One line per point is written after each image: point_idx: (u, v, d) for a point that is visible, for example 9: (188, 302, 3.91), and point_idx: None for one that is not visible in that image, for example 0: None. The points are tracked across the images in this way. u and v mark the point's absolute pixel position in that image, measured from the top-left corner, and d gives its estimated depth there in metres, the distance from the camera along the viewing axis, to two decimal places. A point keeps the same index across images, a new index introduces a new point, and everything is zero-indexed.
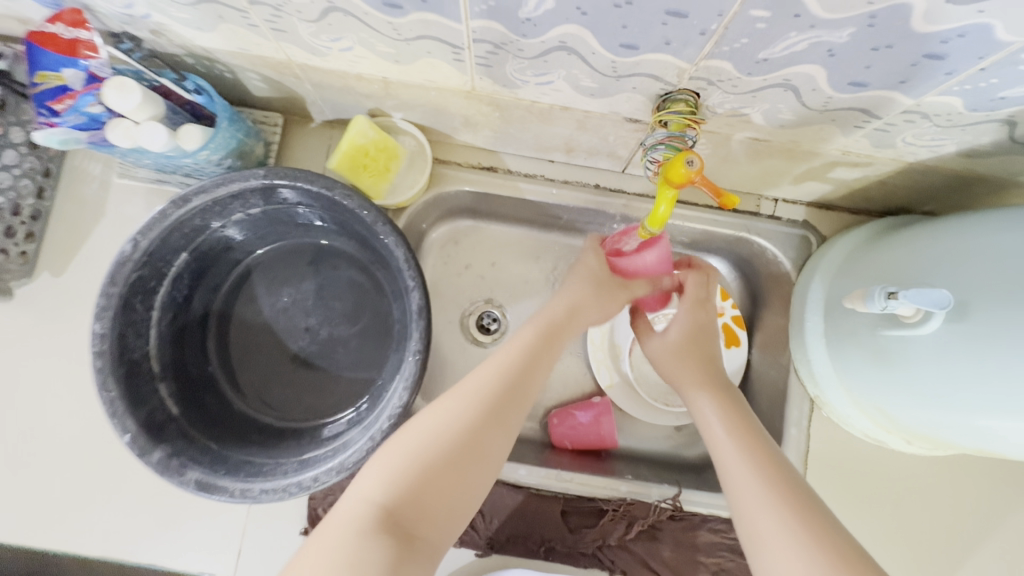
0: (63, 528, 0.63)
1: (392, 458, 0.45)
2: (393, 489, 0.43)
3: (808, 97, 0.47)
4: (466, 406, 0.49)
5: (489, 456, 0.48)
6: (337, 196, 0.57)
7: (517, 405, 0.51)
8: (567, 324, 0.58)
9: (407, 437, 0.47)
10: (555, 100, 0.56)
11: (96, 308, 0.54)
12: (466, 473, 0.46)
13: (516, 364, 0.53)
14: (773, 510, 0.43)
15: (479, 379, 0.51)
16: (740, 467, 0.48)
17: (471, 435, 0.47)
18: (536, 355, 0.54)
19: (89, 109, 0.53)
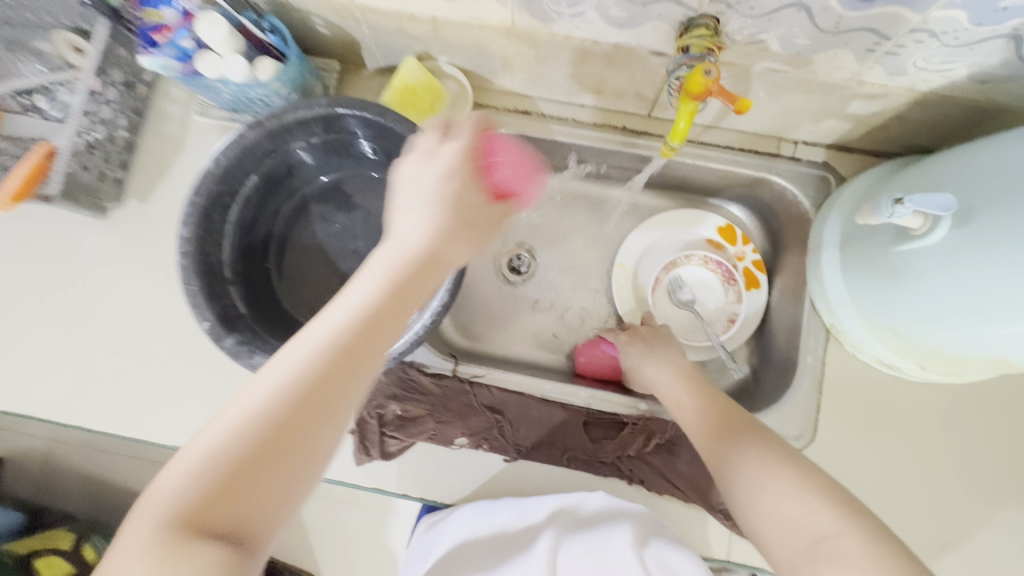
0: (148, 418, 0.73)
1: (220, 426, 0.37)
2: (218, 461, 0.36)
3: (820, 17, 0.52)
4: (292, 376, 0.38)
5: (313, 445, 0.38)
6: (390, 121, 0.64)
7: (357, 374, 0.40)
8: (420, 275, 0.45)
9: (241, 402, 0.38)
10: (587, 33, 0.62)
11: (183, 213, 0.63)
12: (294, 444, 0.37)
13: (360, 326, 0.41)
14: (727, 438, 0.55)
15: (310, 343, 0.40)
16: (712, 426, 0.58)
17: (299, 403, 0.38)
18: (378, 317, 0.42)
19: (183, 42, 0.63)
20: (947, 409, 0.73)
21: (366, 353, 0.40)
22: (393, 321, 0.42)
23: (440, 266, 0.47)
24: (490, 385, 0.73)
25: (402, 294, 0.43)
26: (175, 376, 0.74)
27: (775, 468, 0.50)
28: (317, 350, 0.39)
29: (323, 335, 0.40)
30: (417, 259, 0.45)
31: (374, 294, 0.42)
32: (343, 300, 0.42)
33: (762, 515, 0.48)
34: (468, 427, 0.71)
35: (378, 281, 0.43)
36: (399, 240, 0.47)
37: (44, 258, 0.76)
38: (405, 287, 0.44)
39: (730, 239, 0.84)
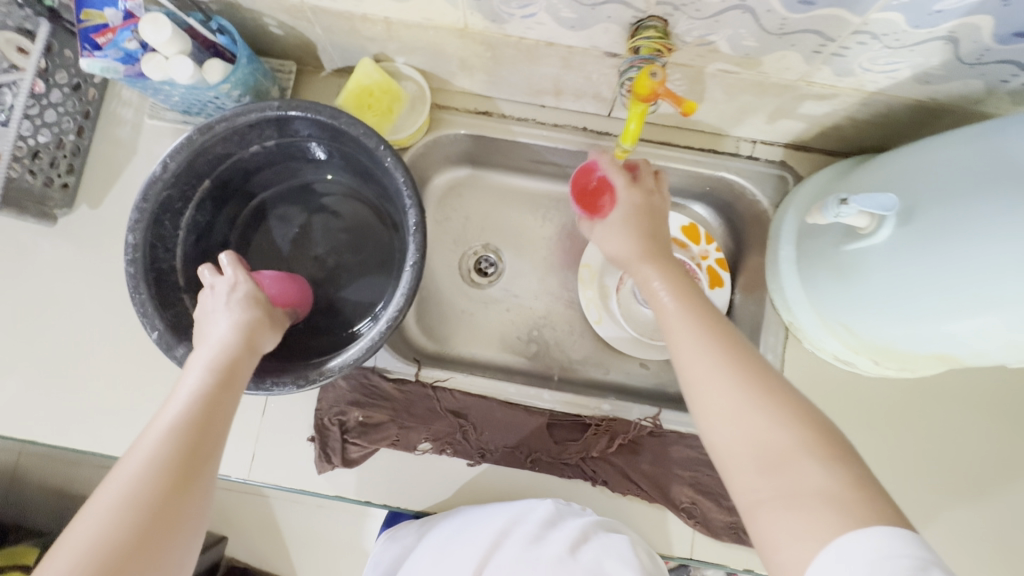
0: (100, 430, 0.71)
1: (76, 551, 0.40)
2: (90, 553, 0.40)
3: (765, 19, 0.52)
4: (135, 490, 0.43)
5: (183, 520, 0.44)
6: (343, 124, 0.63)
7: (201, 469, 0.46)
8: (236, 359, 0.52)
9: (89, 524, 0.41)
10: (540, 35, 0.61)
11: (130, 220, 0.61)
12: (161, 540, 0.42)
13: (180, 434, 0.46)
14: (699, 341, 0.51)
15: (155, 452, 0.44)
16: (683, 326, 0.53)
17: (155, 508, 0.42)
18: (209, 404, 0.49)
19: (126, 44, 0.61)
20: (904, 404, 0.74)
21: (204, 450, 0.46)
22: (224, 411, 0.49)
23: (258, 346, 0.55)
24: (453, 389, 0.73)
25: (224, 393, 0.50)
26: (129, 387, 0.72)
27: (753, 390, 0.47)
28: (154, 459, 0.44)
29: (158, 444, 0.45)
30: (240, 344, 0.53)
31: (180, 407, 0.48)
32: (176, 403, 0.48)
33: (732, 439, 0.46)
34: (431, 432, 0.71)
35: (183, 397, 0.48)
36: (202, 353, 0.52)
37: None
38: (221, 388, 0.50)
39: (693, 237, 0.84)
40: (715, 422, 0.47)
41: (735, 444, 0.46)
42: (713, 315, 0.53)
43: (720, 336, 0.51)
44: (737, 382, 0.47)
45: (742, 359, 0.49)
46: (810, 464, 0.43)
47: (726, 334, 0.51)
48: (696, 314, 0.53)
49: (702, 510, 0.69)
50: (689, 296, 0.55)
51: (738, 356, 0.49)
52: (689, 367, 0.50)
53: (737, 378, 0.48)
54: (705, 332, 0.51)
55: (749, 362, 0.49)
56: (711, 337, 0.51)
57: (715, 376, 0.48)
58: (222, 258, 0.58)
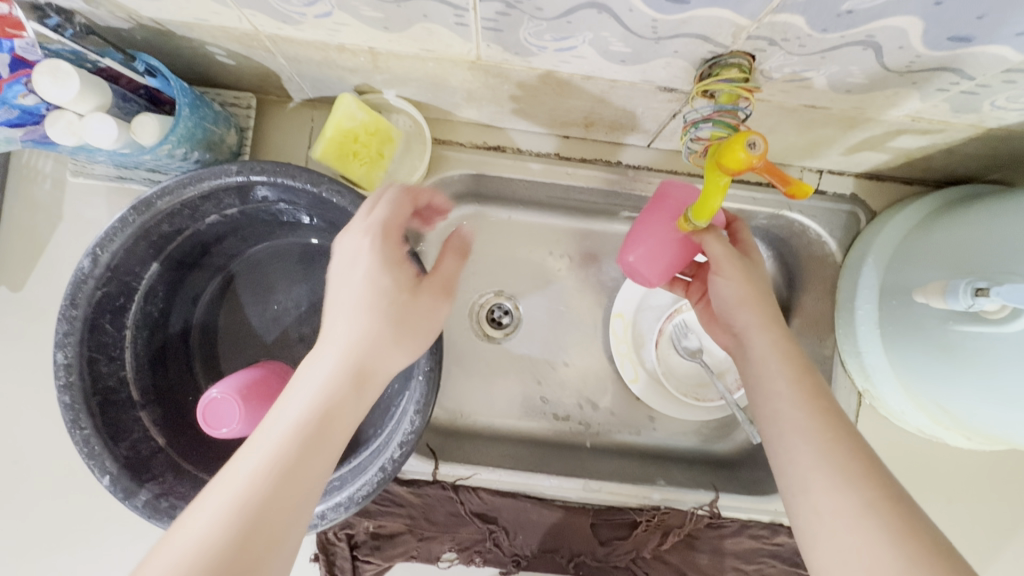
0: (56, 564, 0.59)
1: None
2: None
3: (891, 56, 0.39)
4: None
5: None
6: (326, 193, 0.48)
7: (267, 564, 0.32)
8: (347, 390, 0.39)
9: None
10: (577, 68, 0.47)
11: (57, 335, 0.47)
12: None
13: (255, 512, 0.33)
14: (812, 442, 0.40)
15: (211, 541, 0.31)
16: (796, 415, 0.42)
17: None
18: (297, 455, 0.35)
19: (20, 101, 0.44)
20: (991, 469, 0.65)
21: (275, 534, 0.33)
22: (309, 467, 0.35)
23: (377, 377, 0.41)
24: (478, 488, 0.62)
25: (308, 448, 0.36)
26: (83, 511, 0.60)
27: (887, 518, 0.35)
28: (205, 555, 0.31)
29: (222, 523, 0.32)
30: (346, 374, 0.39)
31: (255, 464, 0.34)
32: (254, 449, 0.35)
33: None
34: (457, 541, 0.61)
35: (255, 449, 0.35)
36: (297, 382, 0.39)
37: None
38: (306, 443, 0.36)
39: None
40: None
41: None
42: (845, 431, 0.40)
43: (857, 467, 0.38)
44: (880, 530, 0.35)
45: (887, 498, 0.36)
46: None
47: (865, 461, 0.38)
48: (825, 427, 0.41)
49: None
50: (805, 378, 0.43)
51: (882, 492, 0.37)
52: (813, 500, 0.38)
53: (885, 527, 0.35)
54: (835, 458, 0.39)
55: (899, 501, 0.36)
56: (842, 465, 0.38)
57: (852, 522, 0.36)
58: (383, 193, 0.45)
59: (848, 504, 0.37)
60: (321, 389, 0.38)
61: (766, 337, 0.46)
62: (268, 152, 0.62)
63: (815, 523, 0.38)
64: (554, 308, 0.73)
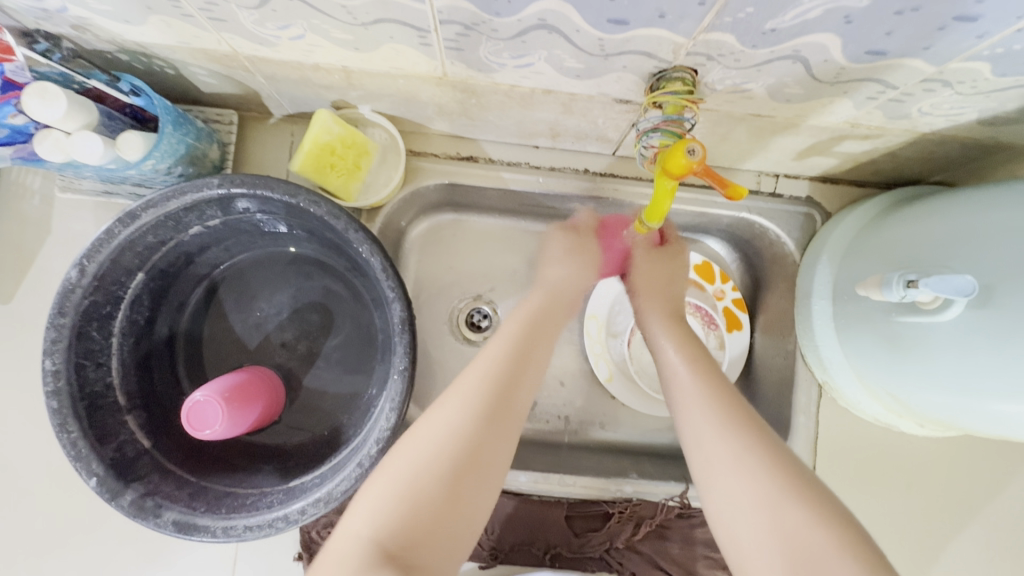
0: (42, 566, 0.60)
1: (375, 501, 0.42)
2: (417, 472, 0.42)
3: (819, 68, 0.43)
4: (422, 459, 0.43)
5: (489, 470, 0.44)
6: (303, 203, 0.51)
7: (482, 455, 0.44)
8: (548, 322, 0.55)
9: (378, 487, 0.42)
10: (537, 83, 0.50)
11: (45, 343, 0.49)
12: (439, 523, 0.41)
13: (480, 414, 0.45)
14: (698, 401, 0.49)
15: (450, 414, 0.45)
16: (687, 380, 0.51)
17: (465, 445, 0.44)
18: (524, 355, 0.51)
19: (10, 121, 0.47)
20: (946, 454, 0.68)
21: (496, 426, 0.46)
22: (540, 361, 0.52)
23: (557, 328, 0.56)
24: None
25: (509, 386, 0.48)
26: (70, 515, 0.61)
27: (762, 456, 0.44)
28: (436, 439, 0.44)
29: (445, 428, 0.44)
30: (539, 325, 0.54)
31: (476, 379, 0.48)
32: (471, 372, 0.48)
33: (739, 512, 0.42)
34: None
35: (479, 372, 0.48)
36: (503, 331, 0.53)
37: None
38: (514, 368, 0.49)
39: (708, 278, 0.75)
40: (733, 516, 0.43)
41: (758, 544, 0.41)
42: (722, 386, 0.50)
43: (733, 414, 0.47)
44: (759, 471, 0.43)
45: (756, 444, 0.45)
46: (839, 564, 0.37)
47: (742, 413, 0.47)
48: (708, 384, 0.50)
49: None
50: (698, 357, 0.53)
51: (764, 444, 0.45)
52: (707, 451, 0.46)
53: (757, 460, 0.43)
54: (717, 407, 0.48)
55: (767, 445, 0.45)
56: (723, 415, 0.47)
57: (732, 462, 0.44)
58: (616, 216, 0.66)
59: (733, 451, 0.45)
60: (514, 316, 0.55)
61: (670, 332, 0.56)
62: (249, 166, 0.65)
63: (706, 467, 0.46)
64: None
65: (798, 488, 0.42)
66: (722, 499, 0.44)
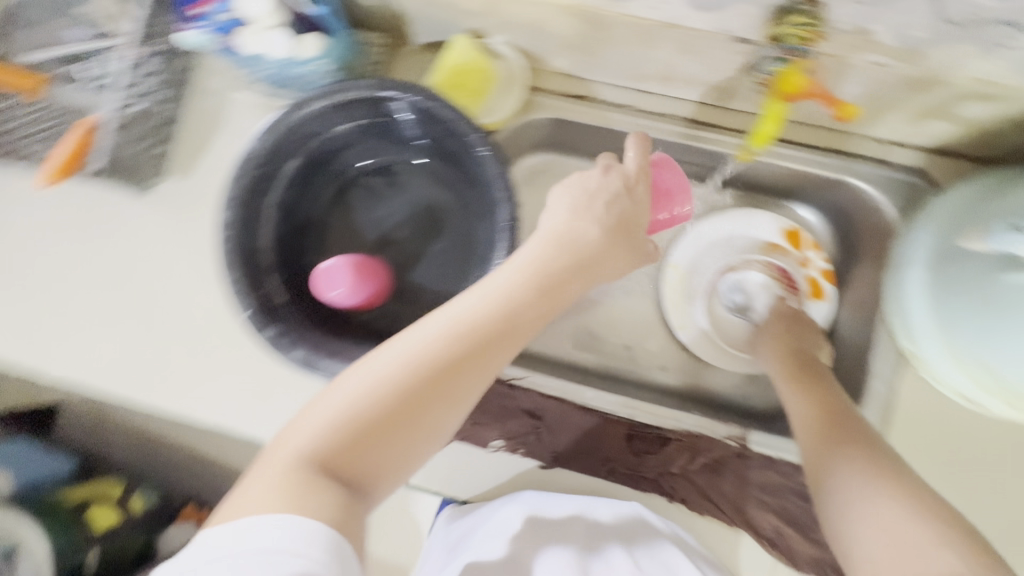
0: (184, 397, 0.73)
1: (320, 425, 0.44)
2: (370, 401, 0.44)
3: (949, 5, 0.44)
4: (376, 399, 0.44)
5: (432, 416, 0.46)
6: (440, 108, 0.59)
7: (431, 408, 0.45)
8: (558, 276, 0.51)
9: (328, 407, 0.45)
10: (662, 15, 0.55)
11: (228, 197, 0.60)
12: (377, 457, 0.44)
13: (428, 368, 0.45)
14: (826, 431, 0.54)
15: (393, 371, 0.45)
16: (816, 424, 0.55)
17: (415, 393, 0.45)
18: (518, 316, 0.49)
19: (220, 15, 0.60)
20: None
21: (434, 398, 0.45)
22: (512, 330, 0.48)
23: (524, 323, 0.49)
24: (530, 389, 0.71)
25: (450, 362, 0.46)
26: (210, 359, 0.73)
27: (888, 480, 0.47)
28: (381, 386, 0.45)
29: (377, 375, 0.45)
30: (552, 278, 0.51)
31: (449, 330, 0.47)
32: (444, 326, 0.47)
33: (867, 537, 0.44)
34: (506, 430, 0.69)
35: (452, 327, 0.47)
36: (499, 279, 0.50)
37: (76, 230, 0.75)
38: (484, 340, 0.47)
39: (795, 243, 0.77)
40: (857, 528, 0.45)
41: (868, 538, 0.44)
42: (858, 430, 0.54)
43: (862, 449, 0.51)
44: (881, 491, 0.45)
45: (885, 471, 0.47)
46: (944, 553, 0.40)
47: (879, 451, 0.51)
48: (835, 424, 0.55)
49: (787, 541, 0.65)
50: (827, 401, 0.58)
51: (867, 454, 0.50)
52: (837, 476, 0.49)
53: (883, 487, 0.46)
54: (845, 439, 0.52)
55: (901, 477, 0.47)
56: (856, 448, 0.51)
57: (865, 487, 0.46)
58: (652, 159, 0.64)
59: (860, 476, 0.48)
60: (511, 285, 0.50)
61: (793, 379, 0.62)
62: None
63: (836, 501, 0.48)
64: None
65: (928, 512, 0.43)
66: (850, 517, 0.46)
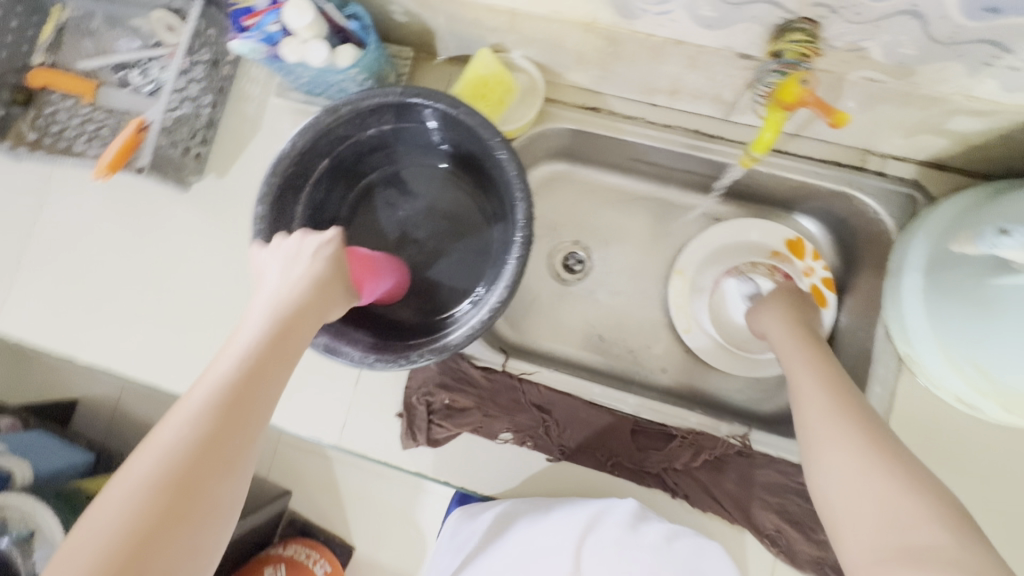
0: None
1: (103, 529, 0.34)
2: (153, 480, 0.36)
3: (935, 26, 0.48)
4: (165, 481, 0.36)
5: (212, 495, 0.37)
6: (461, 114, 0.63)
7: (210, 482, 0.37)
8: (286, 331, 0.46)
9: (115, 500, 0.35)
10: (671, 33, 0.60)
11: (260, 193, 0.65)
12: (174, 543, 0.35)
13: (201, 431, 0.38)
14: (822, 394, 0.55)
15: (174, 444, 0.38)
16: (812, 386, 0.56)
17: (187, 470, 0.37)
18: (242, 370, 0.42)
19: (269, 28, 0.64)
20: None
21: (212, 468, 0.38)
22: (273, 377, 0.43)
23: (297, 338, 0.46)
24: (539, 383, 0.73)
25: (226, 427, 0.39)
26: None
27: (865, 434, 0.49)
28: (157, 469, 0.37)
29: (171, 452, 0.37)
30: (275, 330, 0.45)
31: (210, 388, 0.41)
32: (207, 384, 0.41)
33: (849, 487, 0.47)
34: (514, 423, 0.72)
35: (210, 380, 0.41)
36: (250, 321, 0.46)
37: (118, 223, 0.80)
38: (238, 395, 0.41)
39: (799, 253, 0.80)
40: (834, 479, 0.48)
41: (858, 501, 0.45)
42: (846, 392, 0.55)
43: (850, 412, 0.52)
44: (865, 445, 0.48)
45: (868, 426, 0.51)
46: (934, 529, 0.40)
47: (864, 410, 0.53)
48: (830, 386, 0.56)
49: (787, 540, 0.66)
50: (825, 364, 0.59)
51: (864, 420, 0.51)
52: (823, 433, 0.52)
53: (866, 445, 0.48)
54: (837, 405, 0.54)
55: (879, 434, 0.50)
56: (845, 408, 0.53)
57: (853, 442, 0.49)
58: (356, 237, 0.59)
59: (850, 432, 0.50)
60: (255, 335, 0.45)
61: (793, 343, 0.63)
62: None
63: (825, 459, 0.50)
64: (625, 258, 0.85)
65: (914, 478, 0.44)
66: (835, 468, 0.49)
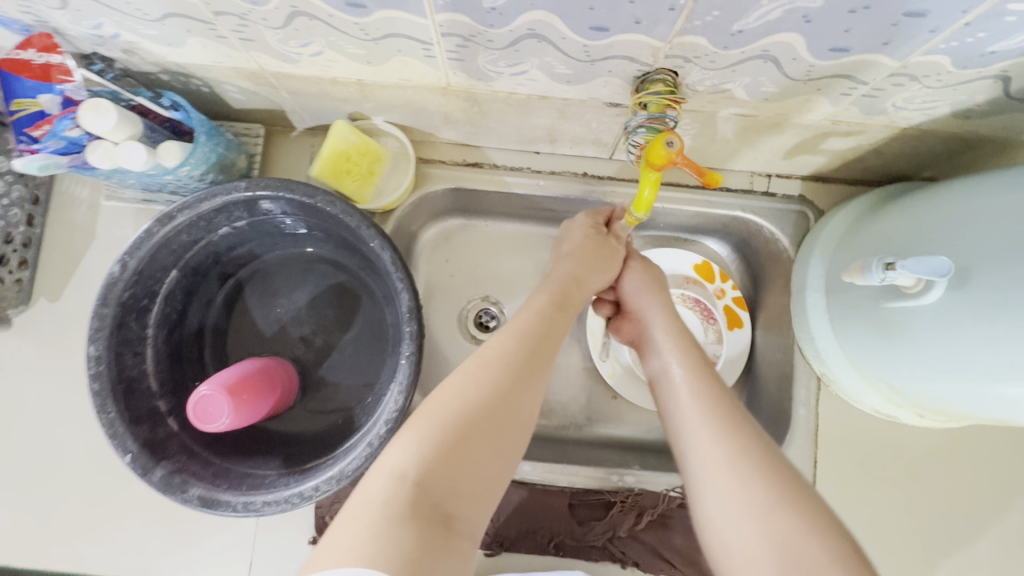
0: (78, 548, 0.65)
1: (412, 450, 0.41)
2: (456, 408, 0.43)
3: (789, 67, 0.46)
4: (448, 417, 0.43)
5: (509, 427, 0.45)
6: (320, 203, 0.56)
7: (512, 411, 0.46)
8: (576, 292, 0.58)
9: (410, 438, 0.42)
10: (532, 89, 0.55)
11: (90, 331, 0.54)
12: (477, 456, 0.42)
13: (495, 376, 0.46)
14: (696, 411, 0.48)
15: (468, 379, 0.46)
16: (685, 395, 0.50)
17: (487, 404, 0.44)
18: (545, 323, 0.53)
19: (67, 133, 0.54)
20: (954, 447, 0.69)
21: (517, 395, 0.46)
22: (559, 329, 0.54)
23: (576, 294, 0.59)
24: None
25: (518, 380, 0.47)
26: (104, 498, 0.66)
27: (755, 469, 0.43)
28: (467, 391, 0.45)
29: (460, 390, 0.45)
30: (561, 289, 0.57)
31: (516, 340, 0.50)
32: (509, 337, 0.50)
33: (740, 539, 0.40)
34: None
35: (512, 330, 0.51)
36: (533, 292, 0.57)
37: None
38: (534, 344, 0.50)
39: (708, 276, 0.78)
40: (732, 527, 0.41)
41: (749, 547, 0.40)
42: (726, 398, 0.49)
43: (737, 426, 0.46)
44: (758, 482, 0.42)
45: (751, 451, 0.44)
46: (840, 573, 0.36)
47: (745, 424, 0.47)
48: (708, 393, 0.50)
49: None
50: (698, 366, 0.53)
51: (759, 449, 0.44)
52: (708, 461, 0.45)
53: (767, 485, 0.41)
54: (724, 422, 0.47)
55: (768, 457, 0.44)
56: (723, 425, 0.46)
57: (742, 473, 0.42)
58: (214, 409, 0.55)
59: (729, 454, 0.44)
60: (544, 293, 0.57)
61: (664, 333, 0.57)
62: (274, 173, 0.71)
63: (713, 495, 0.43)
64: None
65: (809, 515, 0.39)
66: (724, 512, 0.42)
